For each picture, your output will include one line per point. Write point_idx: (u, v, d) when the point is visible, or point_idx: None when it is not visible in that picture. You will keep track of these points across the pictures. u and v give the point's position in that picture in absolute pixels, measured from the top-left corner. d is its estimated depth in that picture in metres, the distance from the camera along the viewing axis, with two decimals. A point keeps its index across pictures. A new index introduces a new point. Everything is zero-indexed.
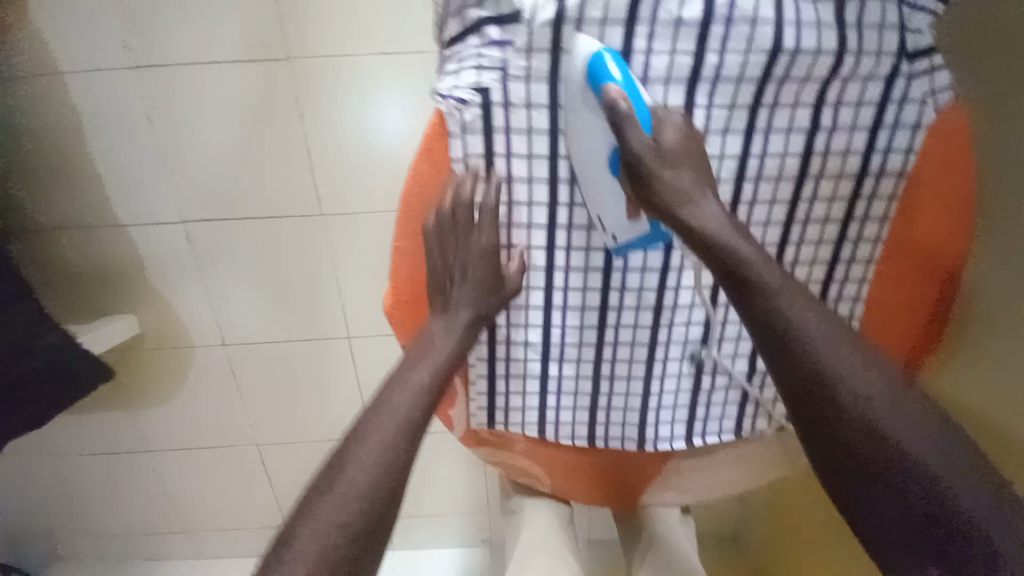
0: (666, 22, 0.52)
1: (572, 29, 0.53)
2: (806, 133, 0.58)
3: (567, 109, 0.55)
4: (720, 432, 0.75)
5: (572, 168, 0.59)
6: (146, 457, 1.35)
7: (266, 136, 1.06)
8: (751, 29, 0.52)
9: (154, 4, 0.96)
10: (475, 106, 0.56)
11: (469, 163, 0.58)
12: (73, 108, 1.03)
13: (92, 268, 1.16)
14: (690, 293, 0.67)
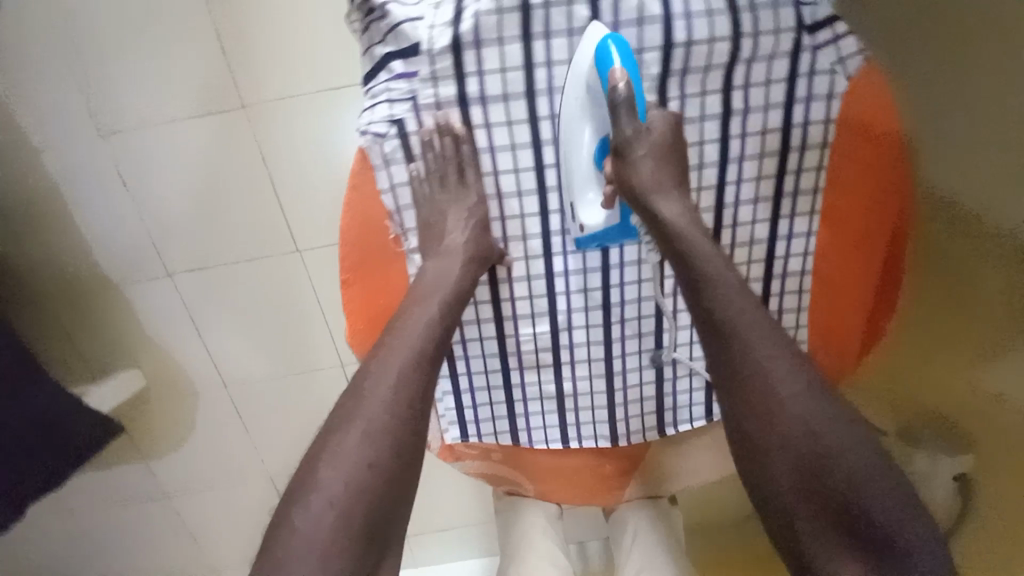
0: (560, 33, 0.54)
1: (472, 53, 0.54)
2: (720, 118, 0.60)
3: (484, 128, 0.58)
4: (691, 417, 0.76)
5: (498, 184, 0.62)
6: (166, 501, 1.41)
7: (234, 182, 1.10)
8: (640, 29, 0.55)
9: (113, 74, 1.01)
10: (393, 138, 0.58)
11: (398, 192, 0.61)
12: (52, 181, 1.08)
13: (92, 327, 1.22)
14: (635, 288, 0.68)
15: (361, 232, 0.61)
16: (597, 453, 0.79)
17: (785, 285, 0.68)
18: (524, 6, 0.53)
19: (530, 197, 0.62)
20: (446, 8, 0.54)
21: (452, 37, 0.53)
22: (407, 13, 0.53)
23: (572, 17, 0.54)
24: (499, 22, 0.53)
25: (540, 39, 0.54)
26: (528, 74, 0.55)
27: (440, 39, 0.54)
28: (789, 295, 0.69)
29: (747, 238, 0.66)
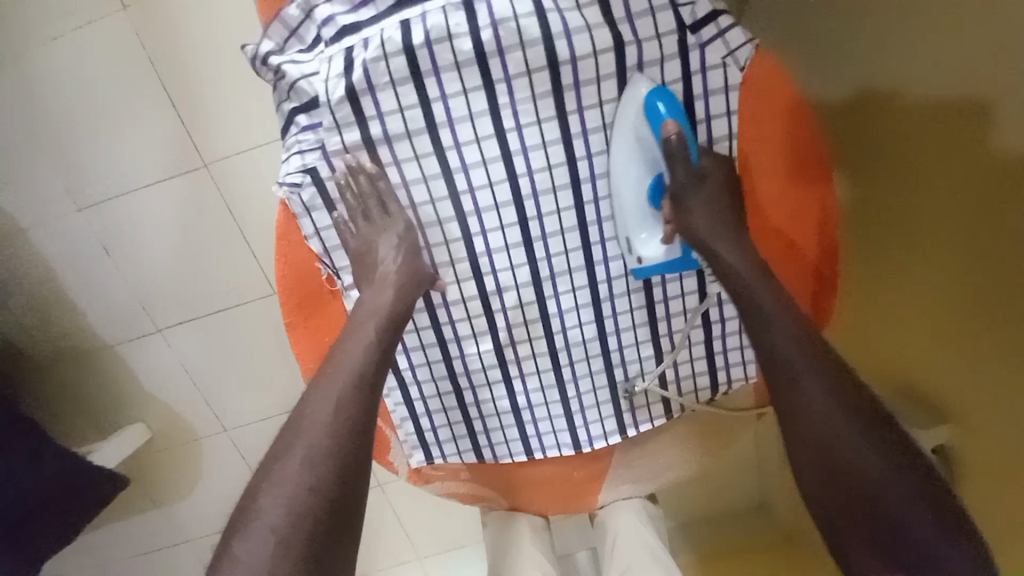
0: (449, 67, 0.56)
1: (369, 99, 0.57)
2: (622, 124, 0.61)
3: (395, 165, 0.61)
4: (650, 415, 0.77)
5: (418, 216, 0.63)
6: (184, 545, 1.46)
7: (206, 237, 1.15)
8: (524, 52, 0.57)
9: (84, 151, 1.08)
10: (309, 186, 0.60)
11: (324, 236, 0.63)
12: (41, 256, 1.15)
13: (95, 389, 1.28)
14: (571, 296, 0.69)
15: (295, 274, 0.65)
16: (565, 460, 0.80)
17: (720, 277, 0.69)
18: (409, 48, 0.55)
19: (451, 224, 0.64)
20: (338, 60, 0.56)
21: (347, 87, 0.56)
22: (303, 71, 0.57)
23: (457, 51, 0.56)
24: (389, 65, 0.56)
25: (431, 77, 0.57)
26: (426, 109, 0.58)
27: (336, 89, 0.57)
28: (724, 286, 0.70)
29: None
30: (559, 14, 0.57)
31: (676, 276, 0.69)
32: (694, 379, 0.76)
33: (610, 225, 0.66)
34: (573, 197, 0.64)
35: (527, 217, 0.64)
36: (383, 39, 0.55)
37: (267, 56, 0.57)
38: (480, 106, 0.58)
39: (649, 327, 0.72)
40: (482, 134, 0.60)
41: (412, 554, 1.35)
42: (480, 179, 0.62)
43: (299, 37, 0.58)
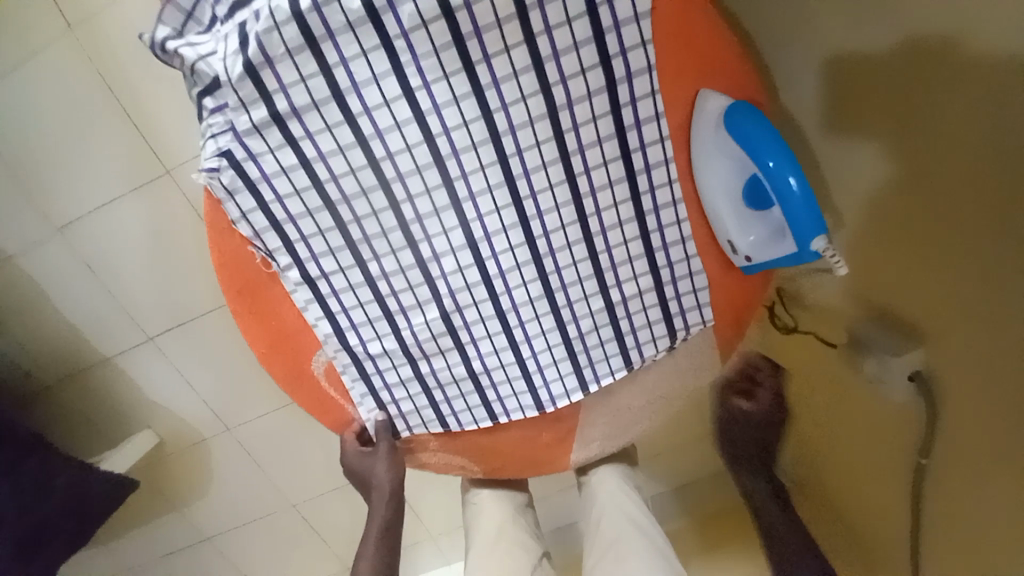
0: (342, 29, 0.56)
1: (270, 72, 0.57)
2: (533, 69, 0.59)
3: (308, 138, 0.60)
4: (610, 368, 0.75)
5: (340, 187, 0.63)
6: (210, 542, 1.53)
7: (182, 243, 1.18)
8: (415, 4, 0.55)
9: (53, 172, 1.11)
10: (227, 169, 0.60)
11: (251, 219, 0.63)
12: (31, 279, 1.19)
13: (102, 401, 1.34)
14: (510, 255, 0.68)
15: (230, 259, 0.65)
16: (530, 422, 0.79)
17: (662, 219, 0.67)
18: (298, 15, 0.54)
19: (376, 193, 0.63)
20: (233, 36, 0.56)
21: (245, 63, 0.56)
22: (200, 52, 0.56)
23: (346, 12, 0.55)
24: (282, 36, 0.55)
25: (326, 42, 0.56)
26: (328, 77, 0.57)
27: (234, 67, 0.56)
28: (668, 228, 0.68)
29: (605, 180, 0.65)
30: None
31: (616, 222, 0.67)
32: (650, 329, 0.74)
33: (538, 175, 0.64)
34: (496, 151, 0.62)
35: (452, 177, 0.63)
36: (270, 8, 0.54)
37: (163, 42, 0.57)
38: (381, 63, 0.57)
39: (596, 279, 0.70)
40: (389, 94, 0.59)
41: (422, 535, 1.38)
42: (397, 144, 0.61)
43: (196, 19, 0.58)
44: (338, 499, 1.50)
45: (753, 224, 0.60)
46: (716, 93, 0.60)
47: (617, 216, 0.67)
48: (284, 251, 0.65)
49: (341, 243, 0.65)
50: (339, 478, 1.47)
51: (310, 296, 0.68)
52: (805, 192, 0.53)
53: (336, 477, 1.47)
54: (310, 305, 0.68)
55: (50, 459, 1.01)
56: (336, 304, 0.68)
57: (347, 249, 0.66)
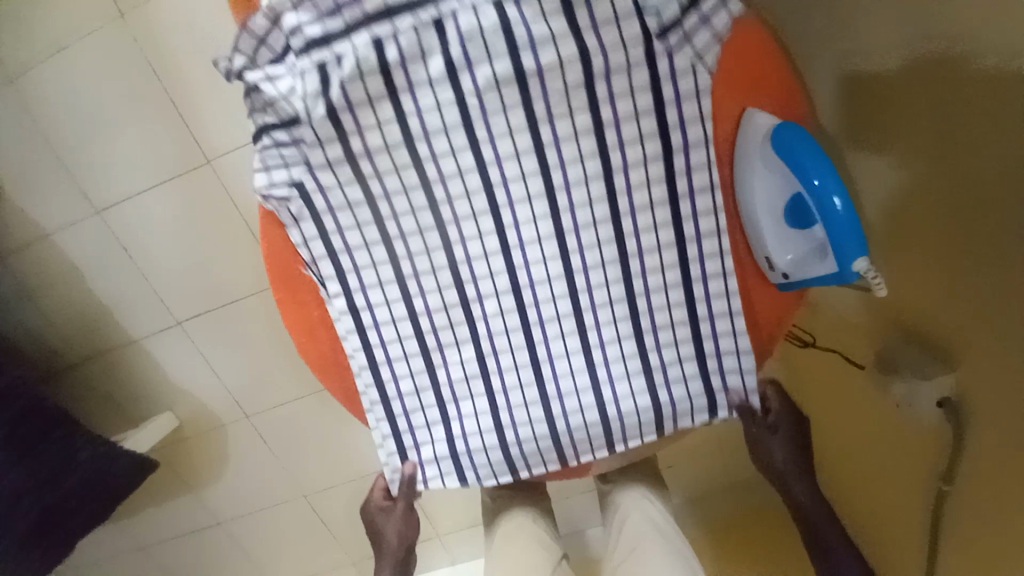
0: (422, 82, 0.61)
1: (349, 115, 0.62)
2: (579, 64, 0.61)
3: (376, 177, 0.64)
4: (640, 423, 0.72)
5: (398, 226, 0.66)
6: (220, 527, 1.55)
7: (215, 231, 1.21)
8: (490, 66, 0.61)
9: (96, 155, 1.14)
10: (296, 199, 0.65)
11: (311, 246, 0.66)
12: (67, 259, 1.23)
13: (125, 382, 1.37)
14: (551, 304, 0.69)
15: (289, 285, 0.70)
16: None
17: (701, 230, 0.66)
18: (384, 68, 0.60)
19: (431, 232, 0.66)
20: (312, 75, 0.60)
21: (326, 106, 0.61)
22: (279, 89, 0.61)
23: (428, 70, 0.60)
24: (366, 85, 0.61)
25: (405, 92, 0.61)
26: (402, 124, 0.62)
27: (316, 109, 0.61)
28: (707, 240, 0.67)
29: (643, 182, 0.65)
30: None
31: (650, 226, 0.67)
32: (686, 393, 0.71)
33: (585, 219, 0.66)
34: (535, 145, 0.63)
35: (504, 224, 0.66)
36: (356, 57, 0.59)
37: (244, 72, 0.61)
38: (447, 100, 0.61)
39: (632, 322, 0.69)
40: (456, 145, 0.63)
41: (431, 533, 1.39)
42: (457, 189, 0.65)
43: (269, 46, 0.61)
44: (349, 492, 1.52)
45: (792, 242, 0.61)
46: (762, 110, 0.62)
47: (652, 221, 0.66)
48: (335, 279, 0.68)
49: (391, 276, 0.68)
50: (352, 472, 1.49)
51: (352, 325, 0.69)
52: (849, 212, 0.54)
53: (349, 470, 1.49)
54: (349, 335, 0.70)
55: (74, 437, 1.04)
56: (375, 336, 0.70)
57: (395, 283, 0.68)
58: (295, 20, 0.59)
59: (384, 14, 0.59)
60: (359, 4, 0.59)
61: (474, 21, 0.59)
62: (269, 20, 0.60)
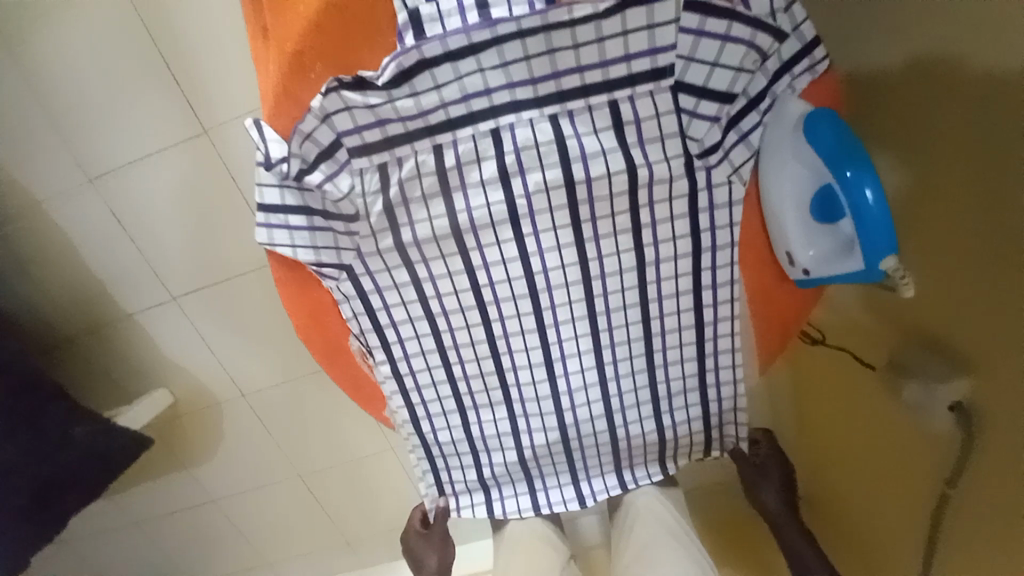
0: (475, 184, 0.61)
1: (403, 210, 0.62)
2: (594, 47, 0.55)
3: (423, 262, 0.66)
4: (645, 462, 0.81)
5: (440, 305, 0.69)
6: (215, 504, 1.55)
7: (212, 205, 1.17)
8: (544, 174, 0.60)
9: (88, 121, 1.10)
10: (345, 280, 0.66)
11: (360, 320, 0.68)
12: (58, 229, 1.19)
13: (120, 356, 1.34)
14: (580, 376, 0.74)
15: (329, 346, 0.71)
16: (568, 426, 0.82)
17: (716, 220, 0.64)
18: (442, 171, 0.60)
19: (472, 311, 0.69)
20: (371, 176, 0.60)
21: (383, 204, 0.61)
22: (341, 190, 0.61)
23: (482, 172, 0.61)
24: (422, 188, 0.61)
25: (458, 191, 0.62)
26: (452, 220, 0.63)
27: (374, 206, 0.61)
28: (721, 229, 0.65)
29: (666, 175, 0.61)
30: None
31: (668, 215, 0.64)
32: (689, 435, 0.79)
33: (614, 283, 0.68)
34: (553, 129, 0.59)
35: (542, 307, 0.69)
36: (416, 161, 0.60)
37: (299, 174, 0.60)
38: (492, 175, 0.61)
39: (649, 376, 0.75)
40: (502, 239, 0.65)
41: None
42: (500, 275, 0.67)
43: (315, 140, 0.58)
44: (345, 473, 1.52)
45: (818, 236, 0.59)
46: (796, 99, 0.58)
47: (670, 211, 0.64)
48: (381, 348, 0.70)
49: (432, 346, 0.71)
50: (348, 453, 1.49)
51: (395, 388, 0.73)
52: (881, 207, 0.52)
53: (345, 452, 1.48)
54: (394, 396, 0.74)
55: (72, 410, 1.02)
56: (417, 397, 0.74)
57: (436, 352, 0.72)
58: (355, 128, 0.57)
59: (448, 127, 0.58)
60: (420, 116, 0.57)
61: (530, 135, 0.59)
62: (318, 120, 0.56)
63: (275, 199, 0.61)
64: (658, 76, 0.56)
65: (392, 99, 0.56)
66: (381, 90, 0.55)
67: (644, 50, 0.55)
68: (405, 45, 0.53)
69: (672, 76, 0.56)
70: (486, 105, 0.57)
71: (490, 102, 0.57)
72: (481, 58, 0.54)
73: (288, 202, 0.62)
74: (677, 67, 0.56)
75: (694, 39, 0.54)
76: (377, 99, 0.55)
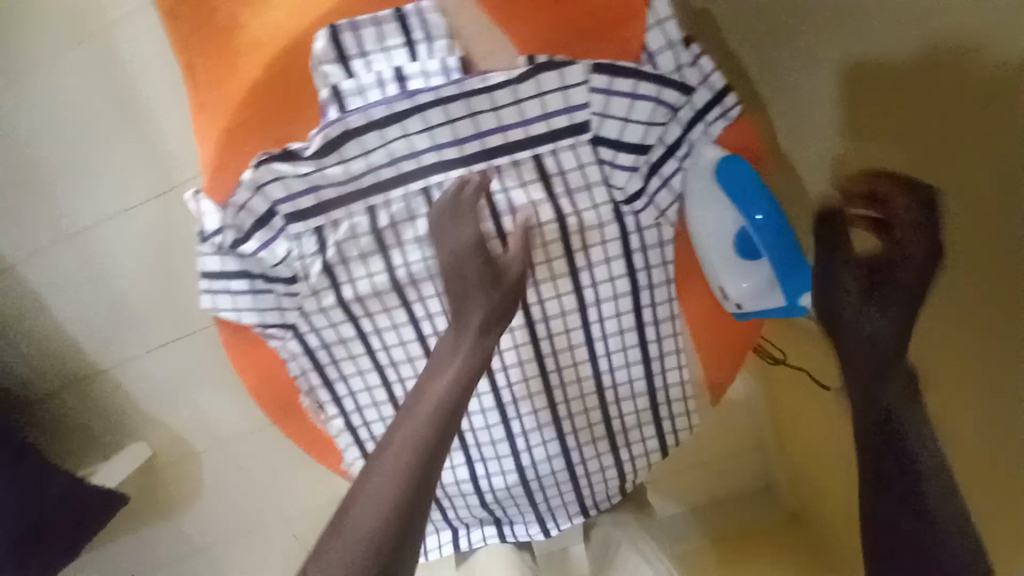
0: (411, 241, 0.64)
1: (343, 268, 0.65)
2: (515, 106, 0.57)
3: (368, 316, 0.68)
4: (606, 491, 0.82)
5: (389, 356, 0.70)
6: (193, 556, 1.52)
7: (181, 258, 1.20)
8: (475, 228, 0.63)
9: (53, 183, 1.12)
10: (291, 338, 0.68)
11: (310, 375, 0.70)
12: (28, 288, 1.20)
13: (94, 411, 1.32)
14: (533, 416, 0.75)
15: (281, 401, 0.72)
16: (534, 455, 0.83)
17: (649, 259, 0.67)
18: (376, 231, 0.63)
19: (420, 360, 0.70)
20: (309, 239, 0.62)
21: (323, 265, 0.64)
22: (278, 255, 0.63)
23: (416, 230, 0.63)
24: (359, 246, 0.63)
25: (395, 249, 0.64)
26: (391, 276, 0.65)
27: (313, 267, 0.64)
28: (655, 268, 0.68)
29: (595, 222, 0.64)
30: (415, 9, 0.53)
31: (603, 259, 0.67)
32: (647, 467, 0.80)
33: (556, 321, 0.70)
34: (480, 186, 0.61)
35: None
36: (351, 223, 0.62)
37: (234, 244, 0.61)
38: (426, 232, 0.63)
39: (601, 410, 0.76)
40: (444, 291, 0.67)
41: None
42: (445, 324, 0.68)
43: (249, 210, 0.60)
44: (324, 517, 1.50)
45: (747, 271, 0.60)
46: (713, 144, 0.60)
47: (604, 254, 0.66)
48: (332, 403, 0.72)
49: (384, 397, 0.72)
50: (326, 497, 1.47)
51: (350, 439, 0.74)
52: (788, 237, 0.56)
53: (322, 495, 1.47)
54: (349, 447, 0.74)
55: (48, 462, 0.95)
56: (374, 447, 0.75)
57: (388, 403, 0.72)
58: (288, 195, 0.59)
59: (379, 189, 0.60)
60: (351, 181, 0.60)
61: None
62: (251, 192, 0.58)
63: (217, 265, 0.63)
64: (576, 132, 0.59)
65: (321, 167, 0.58)
66: (309, 160, 0.57)
67: (561, 109, 0.57)
68: (330, 118, 0.55)
69: (589, 131, 0.59)
70: (415, 166, 0.60)
71: (418, 164, 0.59)
72: (407, 125, 0.57)
73: (230, 267, 0.63)
74: (593, 122, 0.58)
75: (605, 97, 0.56)
76: (306, 168, 0.57)
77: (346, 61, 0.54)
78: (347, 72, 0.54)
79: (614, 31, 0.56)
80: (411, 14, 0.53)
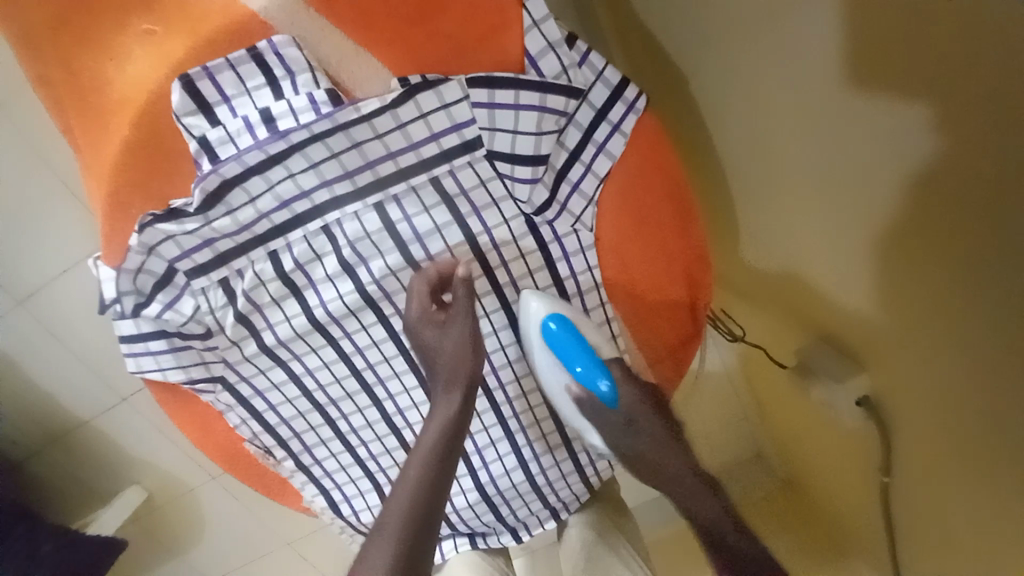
0: (323, 279, 0.62)
1: (259, 315, 0.63)
2: (399, 132, 0.54)
3: (295, 358, 0.66)
4: (573, 493, 0.77)
5: (326, 394, 0.69)
6: None
7: None
8: (385, 260, 0.62)
9: None
10: (222, 390, 0.67)
11: (250, 423, 0.69)
12: None
13: (57, 472, 1.12)
14: (484, 436, 0.73)
15: (226, 454, 0.71)
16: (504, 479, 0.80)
17: (575, 266, 0.64)
18: (284, 274, 0.61)
19: (359, 395, 0.69)
20: (217, 292, 0.61)
21: (236, 315, 0.62)
22: (186, 313, 0.62)
23: (325, 268, 0.61)
24: (269, 289, 0.62)
25: (308, 289, 0.62)
26: (310, 316, 0.64)
27: (227, 318, 0.63)
28: (582, 275, 0.65)
29: (509, 236, 0.62)
30: (270, 48, 0.50)
31: (527, 272, 0.64)
32: (611, 467, 0.77)
33: (490, 339, 0.68)
34: (381, 218, 0.59)
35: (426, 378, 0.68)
36: (255, 271, 0.60)
37: (136, 309, 0.61)
38: (335, 268, 0.61)
39: (553, 419, 0.73)
40: (367, 323, 0.65)
41: None
42: (377, 356, 0.67)
43: (148, 271, 0.59)
44: None
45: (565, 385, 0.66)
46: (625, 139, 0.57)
47: (526, 267, 0.64)
48: (280, 446, 0.71)
49: (331, 433, 0.71)
50: None
51: (306, 478, 0.74)
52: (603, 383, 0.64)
53: None
54: (306, 485, 0.74)
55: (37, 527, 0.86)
56: (330, 483, 0.74)
57: (336, 439, 0.71)
58: (183, 252, 0.58)
59: (276, 233, 0.58)
60: (245, 230, 0.58)
61: (359, 227, 0.59)
62: (145, 254, 0.57)
63: (131, 329, 0.62)
64: (469, 149, 0.57)
65: (209, 220, 0.56)
66: (195, 215, 0.55)
67: (447, 127, 0.55)
68: (204, 171, 0.53)
69: (482, 147, 0.57)
70: (309, 205, 0.57)
71: (312, 203, 0.57)
72: (290, 166, 0.54)
73: (144, 328, 0.62)
74: (483, 138, 0.56)
75: (488, 111, 0.54)
76: (192, 224, 0.55)
77: (209, 110, 0.52)
78: (213, 121, 0.52)
79: (485, 43, 0.52)
80: (267, 52, 0.51)
